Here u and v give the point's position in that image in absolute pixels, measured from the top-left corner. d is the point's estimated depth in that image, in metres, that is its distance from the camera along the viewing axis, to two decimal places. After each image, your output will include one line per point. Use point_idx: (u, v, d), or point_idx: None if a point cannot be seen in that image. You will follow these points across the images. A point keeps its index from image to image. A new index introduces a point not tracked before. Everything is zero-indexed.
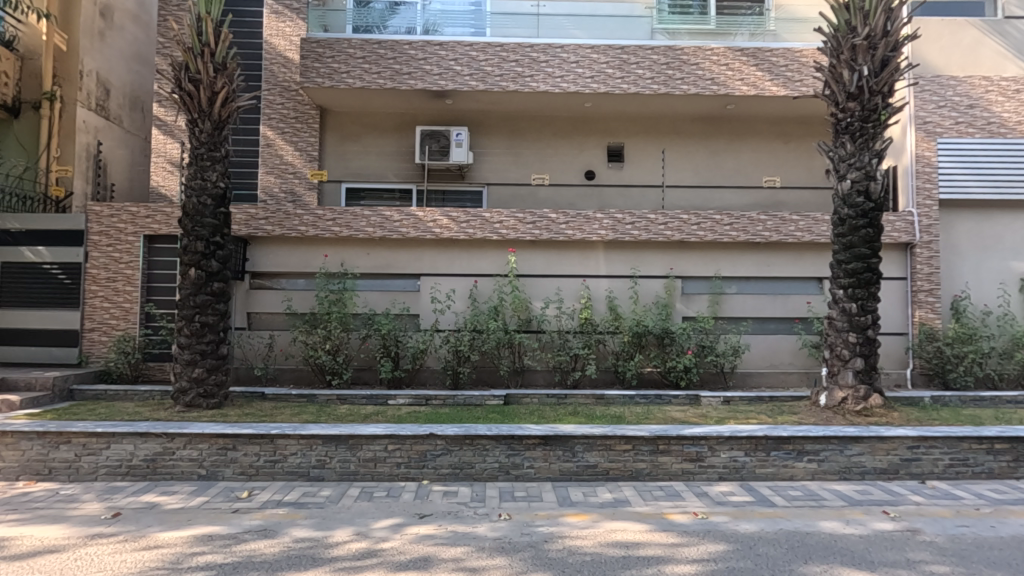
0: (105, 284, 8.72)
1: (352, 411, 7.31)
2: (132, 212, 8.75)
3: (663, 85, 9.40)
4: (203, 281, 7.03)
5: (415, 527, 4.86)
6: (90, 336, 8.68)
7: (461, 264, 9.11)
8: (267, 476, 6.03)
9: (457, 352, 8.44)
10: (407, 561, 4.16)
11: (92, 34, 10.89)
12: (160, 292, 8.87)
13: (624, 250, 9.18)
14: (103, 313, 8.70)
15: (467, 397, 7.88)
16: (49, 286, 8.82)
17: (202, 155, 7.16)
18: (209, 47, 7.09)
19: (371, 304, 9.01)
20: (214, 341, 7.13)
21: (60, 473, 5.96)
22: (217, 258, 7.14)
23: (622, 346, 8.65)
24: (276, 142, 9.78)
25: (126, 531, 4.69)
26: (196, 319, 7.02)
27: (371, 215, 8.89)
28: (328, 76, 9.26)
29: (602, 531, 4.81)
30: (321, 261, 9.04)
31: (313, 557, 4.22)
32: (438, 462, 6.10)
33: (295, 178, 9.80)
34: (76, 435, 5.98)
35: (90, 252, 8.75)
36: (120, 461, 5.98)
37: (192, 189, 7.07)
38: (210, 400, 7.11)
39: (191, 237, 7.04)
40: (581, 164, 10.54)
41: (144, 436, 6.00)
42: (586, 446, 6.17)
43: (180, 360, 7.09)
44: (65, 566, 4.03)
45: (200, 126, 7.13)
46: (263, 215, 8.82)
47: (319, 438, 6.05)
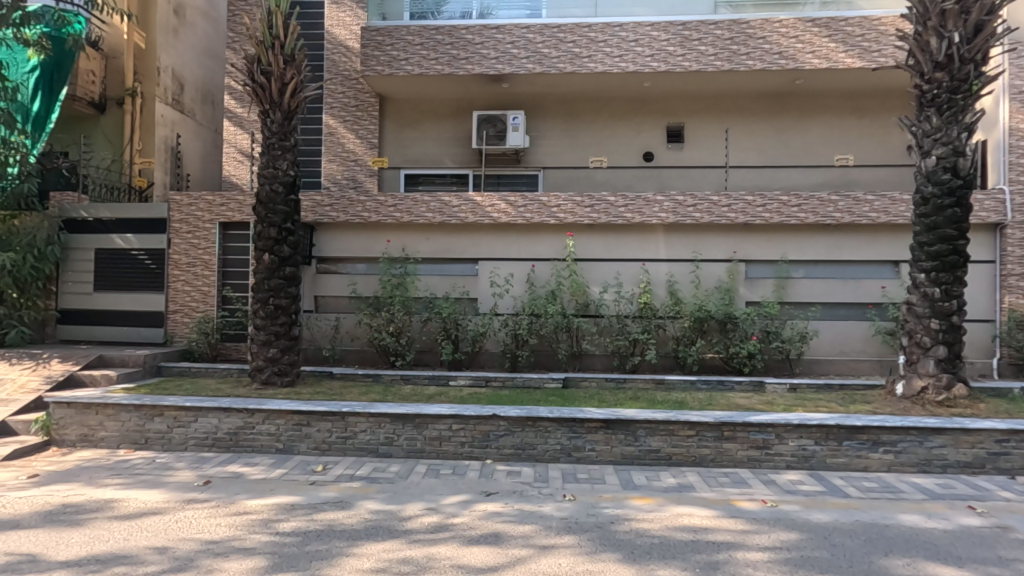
0: (186, 269, 9.28)
1: (415, 391, 7.53)
2: (207, 201, 9.25)
3: (727, 61, 9.04)
4: (276, 266, 7.36)
5: (483, 504, 5.00)
6: (174, 317, 9.29)
7: (519, 249, 9.14)
8: (339, 451, 6.32)
9: (516, 336, 8.53)
10: (477, 536, 4.30)
11: (167, 31, 11.52)
12: (234, 276, 9.36)
13: (686, 233, 8.97)
14: (185, 296, 9.28)
15: (526, 380, 7.96)
16: (137, 270, 9.46)
17: (273, 145, 7.46)
18: (279, 39, 7.33)
19: (432, 289, 9.22)
20: (287, 322, 7.48)
21: (154, 443, 6.45)
22: (289, 243, 7.47)
23: (682, 331, 8.52)
24: (338, 131, 10.12)
25: (217, 497, 5.05)
26: (271, 302, 7.37)
27: (430, 201, 9.06)
28: (388, 64, 9.42)
29: (668, 515, 4.79)
30: (383, 246, 9.29)
31: (390, 529, 4.43)
32: (501, 442, 6.22)
33: (357, 166, 10.12)
34: (167, 409, 6.45)
35: (172, 239, 9.32)
36: (207, 433, 6.42)
37: (264, 178, 7.40)
38: (284, 379, 7.48)
39: (264, 223, 7.38)
40: (639, 145, 10.32)
41: (227, 411, 6.41)
42: (648, 430, 6.14)
43: (256, 340, 7.47)
44: (168, 527, 4.39)
45: (271, 116, 7.45)
46: (329, 202, 9.14)
47: (386, 417, 6.30)
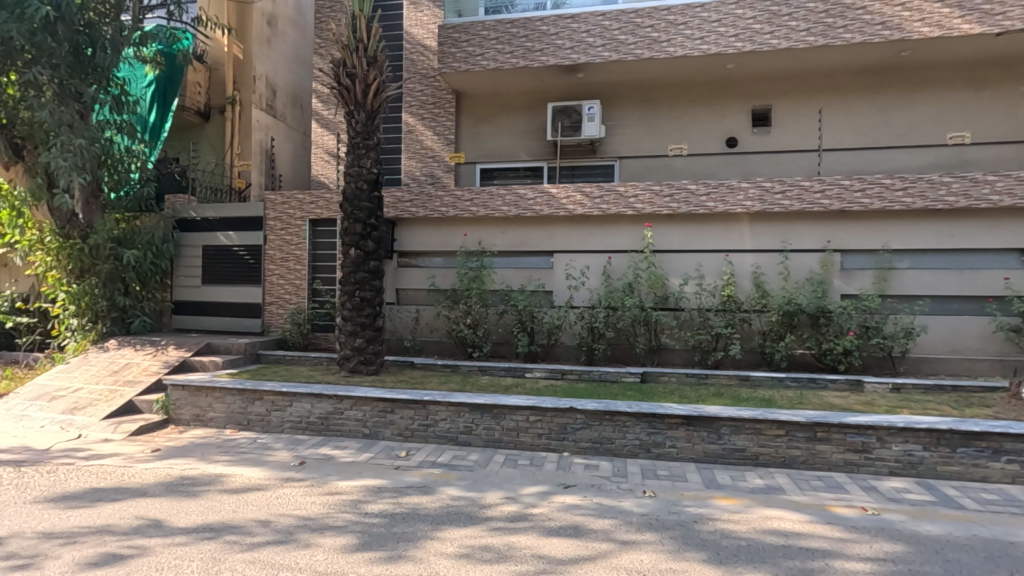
0: (280, 264, 9.94)
1: (492, 382, 7.67)
2: (299, 199, 9.85)
3: (821, 36, 8.41)
4: (362, 260, 7.72)
5: (561, 496, 5.01)
6: (270, 309, 9.99)
7: (595, 241, 9.03)
8: (420, 438, 6.56)
9: (592, 329, 8.46)
10: (557, 528, 4.31)
11: (261, 41, 12.36)
12: (323, 270, 9.92)
13: (773, 222, 8.47)
14: (279, 289, 9.95)
15: (603, 373, 7.87)
16: (238, 265, 10.24)
17: (358, 144, 7.81)
18: (363, 42, 7.64)
19: (507, 282, 9.32)
20: (371, 314, 7.82)
21: (255, 424, 6.99)
22: (373, 238, 7.80)
23: (769, 326, 8.08)
24: (416, 129, 10.44)
25: (312, 477, 5.40)
26: (356, 294, 7.73)
27: (506, 195, 9.14)
28: (464, 61, 9.58)
29: (755, 517, 4.57)
30: (460, 240, 9.49)
31: (471, 515, 4.54)
32: (578, 435, 6.19)
33: (434, 162, 10.41)
34: (266, 393, 6.96)
35: (268, 236, 10.01)
36: (301, 417, 6.87)
37: (350, 176, 7.77)
38: (369, 367, 7.84)
39: (350, 220, 7.75)
40: (722, 131, 9.86)
41: (318, 397, 6.82)
42: (732, 428, 5.88)
43: (343, 331, 7.87)
44: (270, 502, 4.75)
45: (356, 117, 7.79)
46: (408, 198, 9.46)
47: (465, 406, 6.45)
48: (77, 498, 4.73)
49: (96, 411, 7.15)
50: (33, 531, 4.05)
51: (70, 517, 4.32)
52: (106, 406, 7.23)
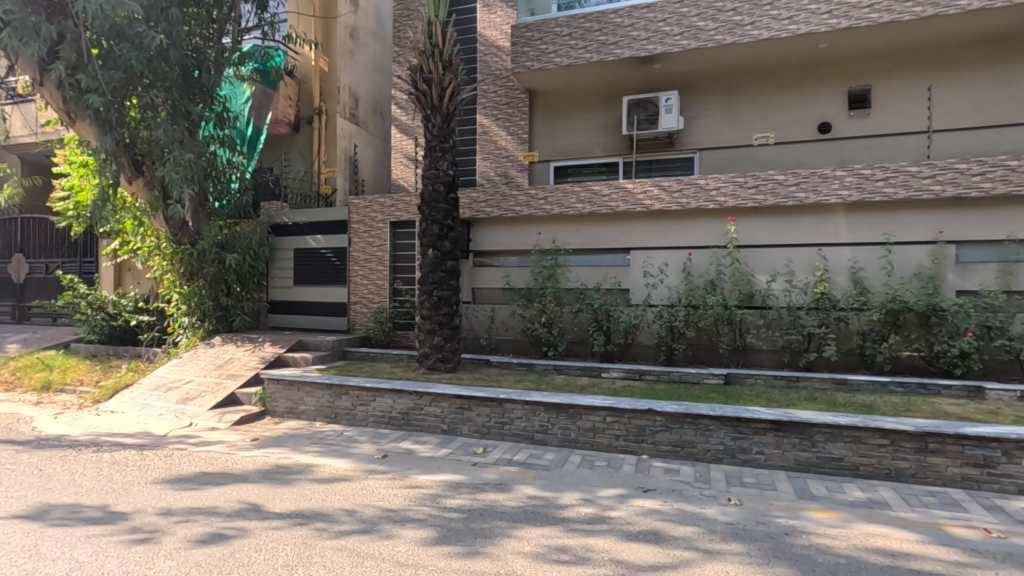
0: (363, 265, 10.41)
1: (568, 381, 7.61)
2: (380, 203, 10.27)
3: (931, 5, 7.61)
4: (439, 260, 7.91)
5: (640, 500, 4.87)
6: (354, 308, 10.48)
7: (674, 237, 8.71)
8: (497, 436, 6.62)
9: (672, 328, 8.18)
10: (636, 532, 4.19)
11: (345, 53, 13.01)
12: (402, 271, 10.27)
13: (874, 212, 7.78)
14: (363, 288, 10.42)
15: (683, 374, 7.59)
16: (325, 267, 10.83)
17: (435, 147, 8.00)
18: (438, 47, 7.82)
19: (583, 280, 9.22)
20: (449, 313, 8.00)
21: (342, 417, 7.36)
22: (449, 239, 7.97)
23: (870, 325, 7.44)
24: (491, 129, 10.58)
25: (394, 470, 5.61)
26: (434, 293, 7.93)
27: (580, 192, 9.03)
28: (537, 59, 9.57)
29: (856, 534, 4.21)
30: (534, 238, 9.50)
31: (547, 515, 4.52)
32: (657, 438, 6.00)
33: (508, 162, 10.50)
34: (352, 388, 7.31)
35: (352, 238, 10.52)
36: (383, 411, 7.15)
37: (427, 179, 7.99)
38: (447, 365, 8.02)
39: (428, 221, 7.97)
40: (814, 116, 9.19)
41: (400, 393, 7.07)
42: (828, 436, 5.46)
43: (422, 329, 8.10)
44: (355, 492, 4.97)
45: (432, 121, 7.99)
46: (483, 198, 9.59)
47: (541, 405, 6.44)
48: (189, 480, 5.19)
49: (204, 402, 7.83)
50: (153, 508, 4.49)
51: (183, 497, 4.75)
52: (212, 397, 7.91)
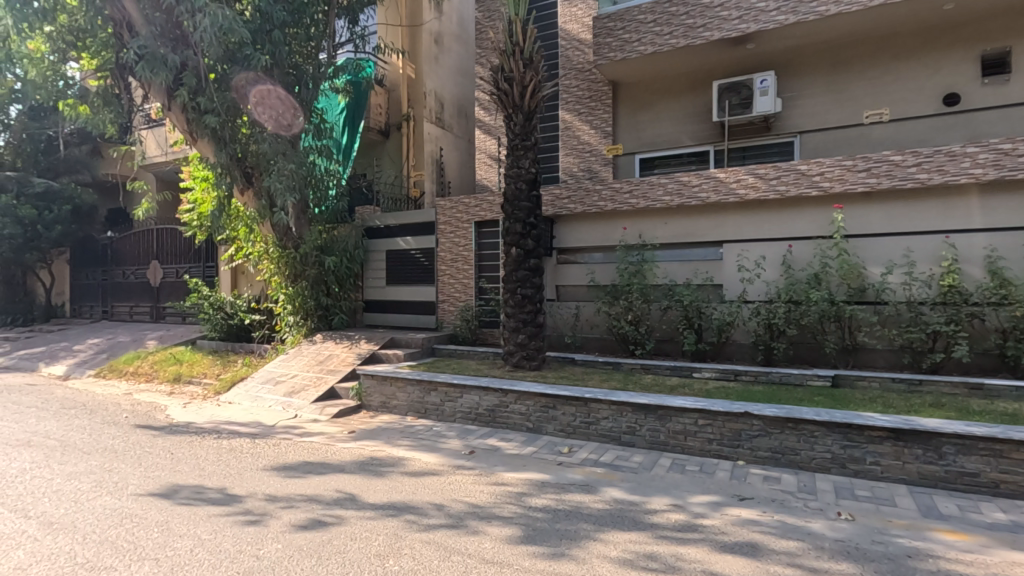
0: (450, 264, 10.68)
1: (656, 381, 7.34)
2: (465, 203, 10.49)
3: None
4: (522, 258, 7.93)
5: (736, 509, 4.57)
6: (442, 306, 10.78)
7: (772, 228, 8.12)
8: (583, 435, 6.52)
9: (770, 326, 7.64)
10: (731, 544, 3.94)
11: (430, 59, 13.44)
12: (487, 269, 10.42)
13: (1017, 192, 6.76)
14: (450, 287, 10.69)
15: (784, 375, 7.06)
16: (415, 267, 11.25)
17: (517, 146, 8.02)
18: (519, 45, 7.82)
19: (672, 275, 8.79)
20: (533, 311, 7.99)
21: (432, 412, 7.59)
22: (532, 237, 7.97)
23: (1012, 322, 6.51)
24: (573, 125, 10.47)
25: (480, 467, 5.68)
26: (518, 291, 7.95)
27: (668, 183, 8.68)
28: (620, 49, 9.31)
29: (997, 562, 3.68)
30: (619, 234, 9.26)
31: (635, 520, 4.37)
32: (754, 443, 5.62)
33: (592, 156, 10.34)
34: (440, 384, 7.53)
35: (439, 239, 10.84)
36: (470, 408, 7.28)
37: (510, 177, 8.03)
38: (532, 363, 8.03)
39: (511, 220, 8.01)
40: (938, 87, 8.20)
41: (486, 390, 7.17)
42: (959, 448, 4.84)
43: (507, 327, 8.16)
44: (444, 487, 5.10)
45: (514, 119, 8.02)
46: (567, 194, 9.50)
47: (628, 406, 6.25)
48: (293, 468, 5.58)
49: (308, 395, 8.41)
50: (263, 493, 4.87)
51: (288, 484, 5.11)
52: (315, 391, 8.48)
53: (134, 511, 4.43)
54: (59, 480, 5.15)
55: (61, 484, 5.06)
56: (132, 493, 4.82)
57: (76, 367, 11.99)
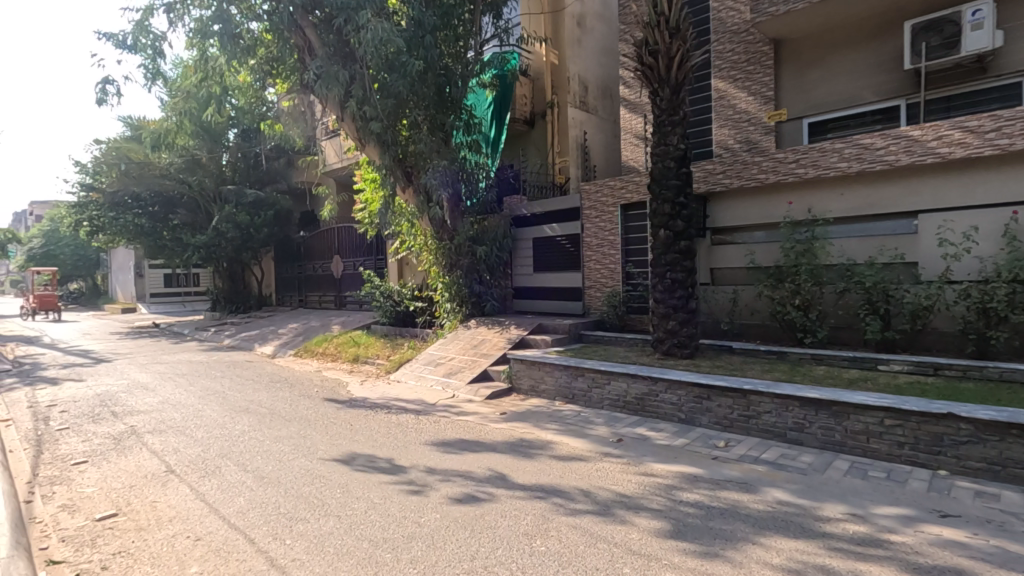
0: (596, 250, 10.55)
1: (831, 373, 6.51)
2: (611, 186, 10.26)
3: None
4: (672, 240, 7.53)
5: (936, 527, 3.87)
6: (589, 292, 10.71)
7: (988, 191, 6.68)
8: (741, 430, 6.03)
9: (985, 311, 6.31)
10: (929, 567, 3.34)
11: (573, 43, 13.32)
12: (635, 254, 10.10)
13: None
14: (596, 273, 10.58)
15: (1005, 371, 5.81)
16: (562, 253, 11.34)
17: (664, 122, 7.61)
18: (664, 15, 7.36)
19: (850, 254, 7.81)
20: (684, 296, 7.55)
21: (579, 398, 7.62)
22: (682, 217, 7.52)
23: None
24: (728, 93, 9.63)
25: (628, 456, 5.56)
26: (668, 276, 7.57)
27: (845, 148, 7.58)
28: (783, 2, 8.32)
29: None
30: (784, 209, 8.35)
31: (803, 526, 3.93)
32: (962, 451, 4.71)
33: (751, 126, 9.44)
34: (587, 370, 7.51)
35: (585, 224, 10.76)
36: (618, 395, 7.16)
37: (656, 156, 7.66)
38: (683, 351, 7.60)
39: (659, 201, 7.64)
40: None
41: (634, 377, 6.99)
42: None
43: (656, 313, 7.82)
44: (591, 473, 5.09)
45: (660, 94, 7.61)
46: (721, 169, 8.79)
47: (795, 400, 5.64)
48: (451, 445, 6.00)
49: (464, 377, 8.97)
50: (424, 466, 5.31)
51: (446, 459, 5.51)
52: (470, 373, 9.02)
53: (322, 472, 5.14)
54: (267, 442, 6.16)
55: (269, 445, 6.05)
56: (321, 457, 5.58)
57: (281, 347, 14.23)
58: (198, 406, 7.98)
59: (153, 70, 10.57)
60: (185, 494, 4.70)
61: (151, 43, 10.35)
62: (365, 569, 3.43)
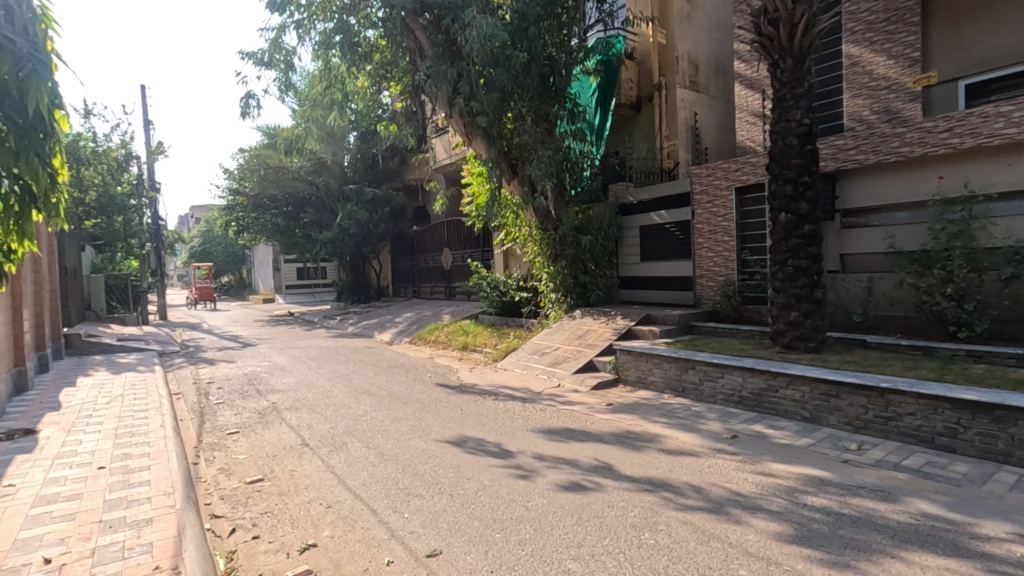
0: (708, 237, 10.02)
1: (993, 372, 5.66)
2: (724, 169, 9.67)
3: None
4: (794, 225, 6.95)
5: None
6: (700, 282, 10.22)
7: None
8: (877, 432, 5.45)
9: None
10: None
11: (683, 20, 12.66)
12: (752, 240, 9.46)
13: None
14: (708, 262, 10.05)
15: None
16: (670, 241, 10.92)
17: (785, 96, 7.02)
18: None
19: (1018, 235, 6.74)
20: (808, 285, 6.94)
21: (689, 391, 7.32)
22: (807, 199, 6.90)
23: None
24: (863, 59, 8.64)
25: (744, 453, 5.26)
26: (789, 263, 7.00)
27: (1013, 111, 6.49)
28: None
29: None
30: (933, 185, 7.38)
31: (955, 544, 3.47)
32: None
33: (890, 93, 8.40)
34: (699, 363, 7.19)
35: (695, 210, 10.27)
36: (733, 390, 6.78)
37: (776, 134, 7.10)
38: (808, 344, 7.00)
39: (779, 182, 7.08)
40: None
41: (750, 371, 6.58)
42: None
43: (776, 304, 7.27)
44: (702, 469, 4.89)
45: (781, 66, 7.02)
46: (853, 144, 7.94)
47: (945, 401, 4.98)
48: (556, 433, 6.05)
49: (569, 366, 8.99)
50: (531, 452, 5.41)
51: (552, 446, 5.57)
52: (576, 363, 9.01)
53: (435, 453, 5.43)
54: (387, 422, 6.63)
55: (388, 425, 6.50)
56: (434, 439, 5.90)
57: (398, 334, 15.20)
58: (327, 387, 8.78)
59: (285, 83, 11.67)
60: (318, 466, 5.20)
61: (284, 58, 11.43)
62: (475, 546, 3.57)
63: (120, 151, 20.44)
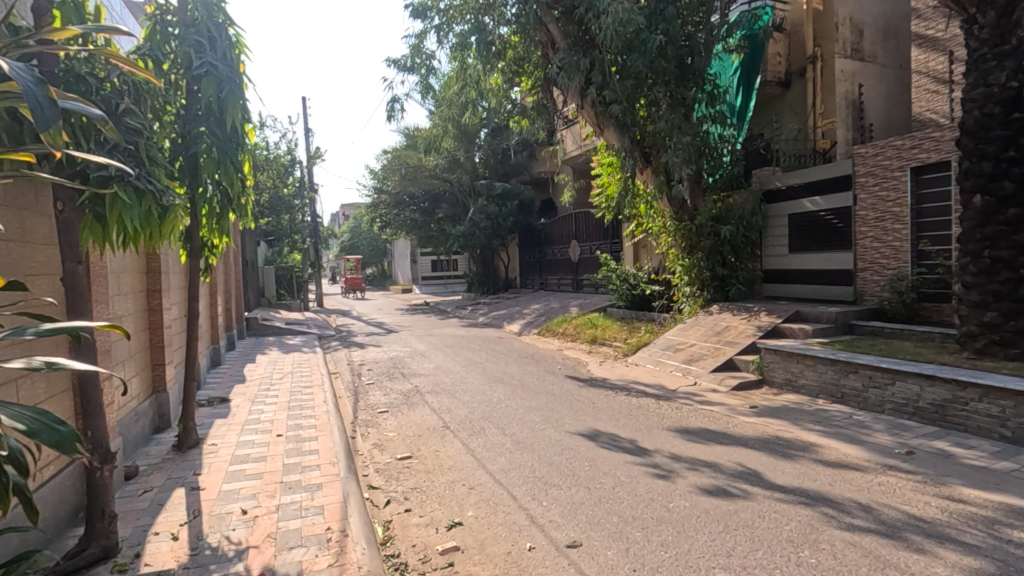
0: (874, 225, 8.87)
1: None
2: (897, 146, 8.48)
3: None
4: (994, 208, 5.87)
5: None
6: (863, 276, 9.09)
7: None
8: None
9: None
10: None
11: None
12: (931, 228, 8.20)
13: None
14: (874, 253, 8.89)
15: None
16: (827, 231, 9.87)
17: (984, 56, 5.97)
18: None
19: None
20: (1012, 280, 5.83)
21: (851, 399, 6.56)
22: (1013, 177, 5.73)
23: None
24: None
25: (924, 473, 4.58)
26: (986, 254, 5.97)
27: None
28: None
29: None
30: None
31: None
32: None
33: None
34: (862, 367, 6.41)
35: (858, 195, 9.15)
36: (907, 399, 5.95)
37: (972, 101, 6.05)
38: (1010, 351, 5.89)
39: (974, 158, 6.04)
40: None
41: (930, 379, 5.73)
42: None
43: (966, 302, 6.23)
44: (871, 486, 4.34)
45: (980, 21, 6.04)
46: None
47: None
48: (695, 433, 5.76)
49: (706, 364, 8.52)
50: (668, 452, 5.21)
51: (691, 447, 5.32)
52: (713, 361, 8.51)
53: (570, 445, 5.45)
54: (520, 411, 6.80)
55: (522, 414, 6.65)
56: (568, 431, 5.93)
57: (526, 326, 15.50)
58: (463, 374, 9.25)
59: (425, 86, 12.38)
60: (459, 448, 5.48)
61: (424, 62, 12.12)
62: (616, 543, 3.52)
63: (286, 157, 23.15)
